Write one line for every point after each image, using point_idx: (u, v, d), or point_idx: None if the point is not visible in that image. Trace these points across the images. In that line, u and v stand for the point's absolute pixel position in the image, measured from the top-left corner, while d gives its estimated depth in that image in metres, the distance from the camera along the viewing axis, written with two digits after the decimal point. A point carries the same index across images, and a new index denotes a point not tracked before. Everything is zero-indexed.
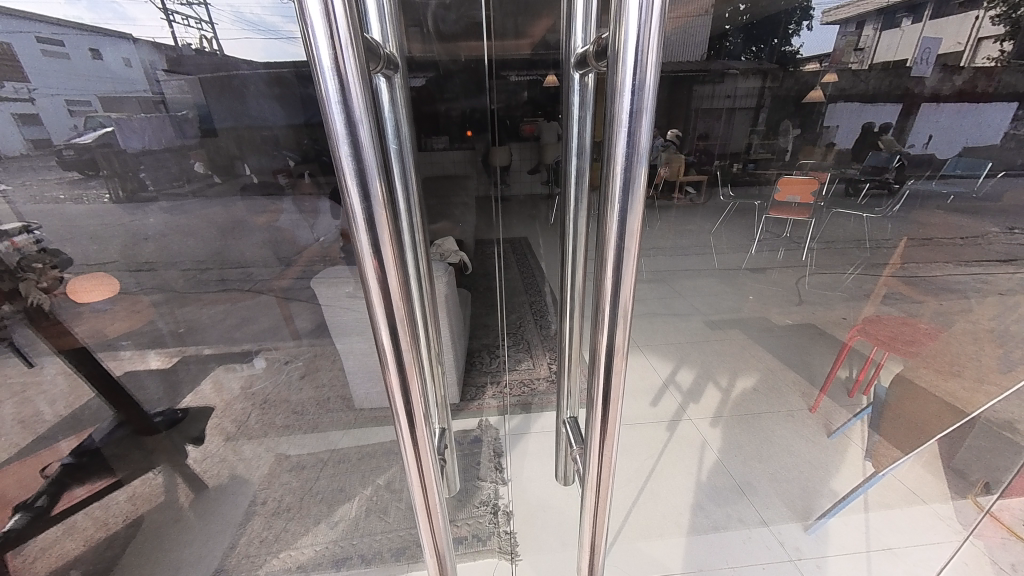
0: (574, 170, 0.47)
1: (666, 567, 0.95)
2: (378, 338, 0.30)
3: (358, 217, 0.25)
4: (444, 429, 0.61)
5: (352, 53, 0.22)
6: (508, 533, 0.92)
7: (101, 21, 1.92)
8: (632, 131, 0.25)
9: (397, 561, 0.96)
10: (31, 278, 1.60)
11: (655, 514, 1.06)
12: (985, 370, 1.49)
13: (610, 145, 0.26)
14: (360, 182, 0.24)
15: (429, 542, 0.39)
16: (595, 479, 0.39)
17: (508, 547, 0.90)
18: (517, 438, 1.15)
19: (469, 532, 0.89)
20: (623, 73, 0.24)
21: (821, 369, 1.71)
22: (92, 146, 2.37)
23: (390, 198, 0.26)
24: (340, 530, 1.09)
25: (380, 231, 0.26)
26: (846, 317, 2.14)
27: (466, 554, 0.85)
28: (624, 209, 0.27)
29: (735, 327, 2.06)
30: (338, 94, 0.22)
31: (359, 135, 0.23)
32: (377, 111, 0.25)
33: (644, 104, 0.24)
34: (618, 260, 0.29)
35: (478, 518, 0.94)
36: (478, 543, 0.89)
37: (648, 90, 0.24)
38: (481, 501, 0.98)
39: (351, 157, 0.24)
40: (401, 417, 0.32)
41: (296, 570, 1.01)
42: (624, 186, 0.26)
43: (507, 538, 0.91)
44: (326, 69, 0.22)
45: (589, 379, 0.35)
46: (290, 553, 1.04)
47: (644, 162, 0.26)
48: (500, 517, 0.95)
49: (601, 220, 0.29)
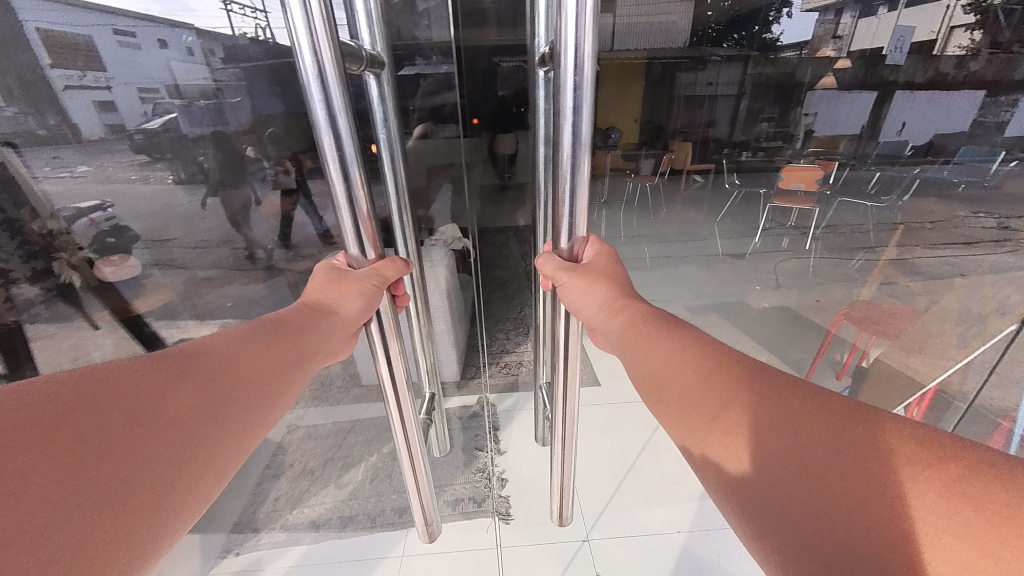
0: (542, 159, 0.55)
1: (653, 530, 0.99)
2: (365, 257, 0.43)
3: (340, 192, 0.37)
4: (433, 395, 0.81)
5: (331, 62, 0.32)
6: (502, 498, 1.00)
7: (167, 12, 1.64)
8: (575, 124, 0.33)
9: (399, 519, 1.01)
10: (64, 257, 1.73)
11: (651, 482, 1.10)
12: (939, 347, 1.86)
13: (559, 136, 0.35)
14: (342, 166, 0.36)
15: (403, 431, 0.54)
16: (561, 396, 0.53)
17: (501, 509, 0.98)
18: (511, 414, 1.21)
19: (465, 495, 1.01)
20: (567, 71, 0.32)
21: (800, 352, 1.86)
22: (160, 131, 1.99)
23: (365, 176, 0.38)
24: (348, 492, 1.12)
25: (357, 202, 0.38)
26: (821, 300, 2.25)
27: (458, 516, 0.97)
28: (574, 187, 0.37)
29: (714, 311, 2.15)
30: (321, 91, 0.32)
31: (339, 125, 0.34)
32: (352, 108, 0.35)
33: (582, 101, 0.33)
34: (570, 222, 0.40)
35: (474, 482, 1.03)
36: (474, 506, 1.00)
37: (587, 84, 0.32)
38: (478, 468, 1.06)
39: (334, 144, 0.35)
40: (375, 327, 0.48)
41: (308, 526, 1.05)
42: (573, 174, 0.37)
43: (501, 501, 1.00)
44: (309, 71, 0.32)
45: (557, 320, 0.49)
46: (303, 510, 1.09)
47: (587, 152, 0.36)
48: (494, 482, 1.03)
49: (557, 194, 0.39)
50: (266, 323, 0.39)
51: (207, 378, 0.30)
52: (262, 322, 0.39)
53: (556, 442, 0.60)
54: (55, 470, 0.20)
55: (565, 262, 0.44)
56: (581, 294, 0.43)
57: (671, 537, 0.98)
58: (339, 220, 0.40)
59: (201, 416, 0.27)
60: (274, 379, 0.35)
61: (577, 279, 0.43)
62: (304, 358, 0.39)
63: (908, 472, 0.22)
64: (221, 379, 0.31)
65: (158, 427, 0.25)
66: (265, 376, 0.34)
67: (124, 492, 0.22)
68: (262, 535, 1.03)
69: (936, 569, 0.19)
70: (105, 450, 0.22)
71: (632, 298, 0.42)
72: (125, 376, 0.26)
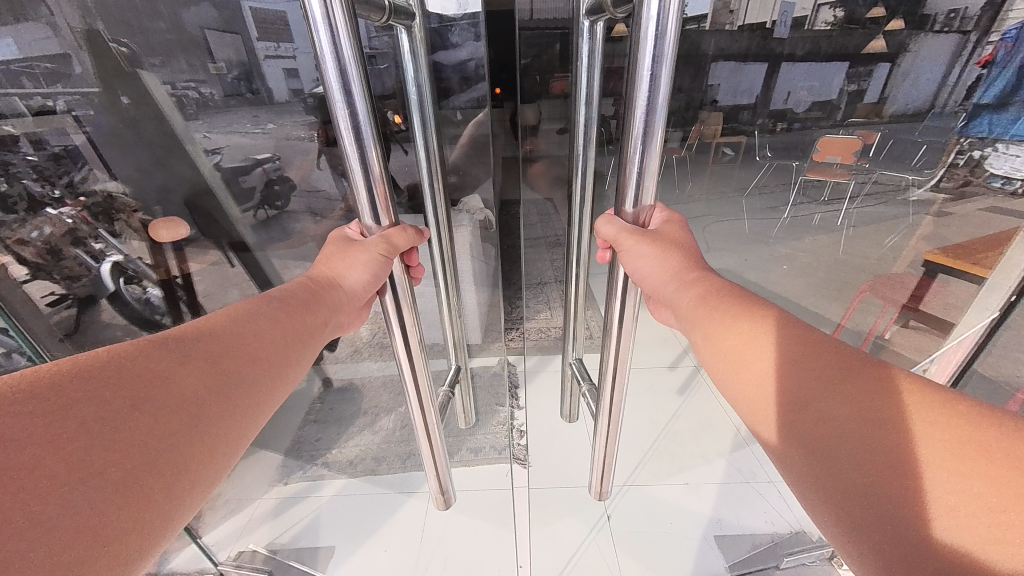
0: (583, 121, 0.63)
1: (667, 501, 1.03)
2: (378, 221, 0.46)
3: (352, 152, 0.40)
4: (458, 368, 0.92)
5: (342, 14, 0.34)
6: (522, 445, 1.08)
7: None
8: (654, 73, 0.36)
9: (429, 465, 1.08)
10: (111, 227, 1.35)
11: (675, 447, 1.16)
12: None
13: (636, 88, 0.38)
14: (353, 122, 0.38)
15: (416, 399, 0.60)
16: (610, 372, 0.58)
17: (521, 455, 1.06)
18: (534, 373, 1.30)
19: (487, 443, 1.09)
20: (647, 21, 0.34)
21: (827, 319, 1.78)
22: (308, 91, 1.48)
23: (376, 135, 0.40)
24: (382, 436, 1.20)
25: (369, 162, 0.41)
26: (811, 251, 2.27)
27: (482, 460, 1.06)
28: (645, 151, 0.40)
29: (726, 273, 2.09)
30: (332, 45, 0.35)
31: (350, 81, 0.37)
32: (364, 66, 0.38)
33: (664, 49, 0.35)
34: (638, 182, 0.43)
35: (496, 433, 1.09)
36: (494, 453, 1.07)
37: (668, 35, 0.34)
38: (500, 422, 1.12)
39: (345, 100, 0.37)
40: (389, 297, 0.52)
41: (346, 464, 1.15)
42: (646, 130, 0.39)
43: (522, 448, 1.07)
44: (321, 25, 0.34)
45: (614, 283, 0.53)
46: (337, 452, 1.18)
47: (661, 111, 0.38)
48: (515, 434, 1.10)
49: (624, 150, 0.42)
50: (272, 301, 0.43)
51: (213, 360, 0.34)
52: (266, 298, 0.44)
53: (600, 416, 0.67)
54: (78, 449, 0.24)
55: (630, 226, 0.46)
56: (648, 263, 0.45)
57: (699, 512, 1.01)
58: (352, 184, 0.42)
59: (208, 400, 0.32)
60: (275, 357, 0.40)
61: (647, 246, 0.45)
62: (306, 334, 0.44)
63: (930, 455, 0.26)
64: (226, 359, 0.35)
65: (167, 407, 0.29)
66: (268, 354, 0.39)
67: (135, 469, 0.26)
68: (308, 470, 1.15)
69: (943, 529, 0.25)
70: (123, 429, 0.27)
71: (702, 269, 0.45)
72: (133, 357, 0.30)
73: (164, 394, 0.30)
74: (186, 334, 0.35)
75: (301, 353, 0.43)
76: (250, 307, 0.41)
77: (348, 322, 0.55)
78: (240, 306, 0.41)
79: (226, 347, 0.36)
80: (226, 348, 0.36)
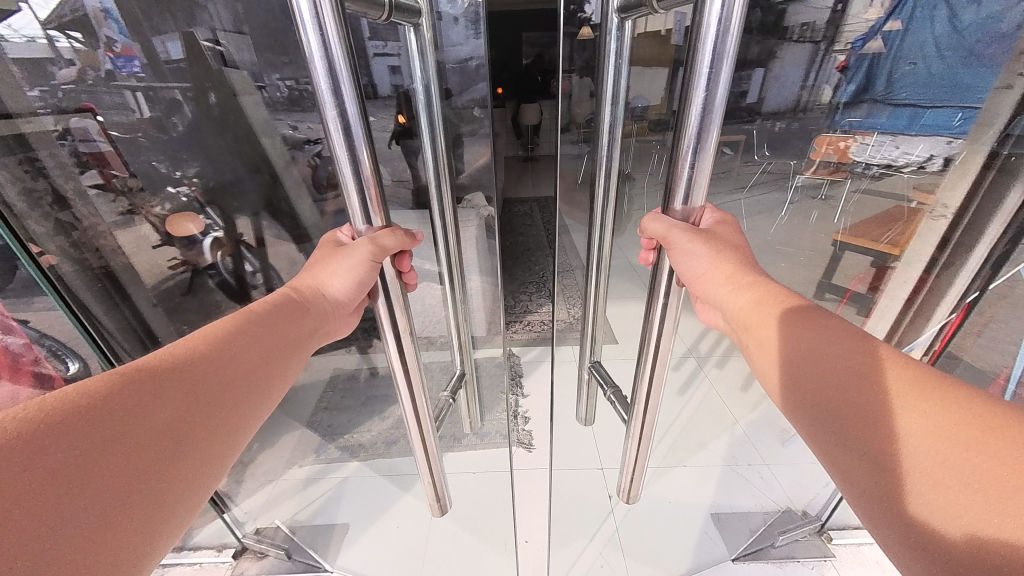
0: (607, 119, 0.62)
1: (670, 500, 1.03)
2: (371, 220, 0.46)
3: (340, 150, 0.41)
4: (463, 372, 0.94)
5: (331, 14, 0.36)
6: (526, 430, 1.16)
7: None
8: (714, 71, 0.36)
9: None
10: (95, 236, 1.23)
11: (682, 438, 1.15)
12: None
13: (693, 87, 0.38)
14: (342, 119, 0.39)
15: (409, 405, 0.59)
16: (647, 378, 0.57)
17: (526, 438, 1.14)
18: (535, 363, 1.38)
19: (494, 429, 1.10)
20: (711, 17, 0.34)
21: None
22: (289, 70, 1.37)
23: (366, 134, 0.41)
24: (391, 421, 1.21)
25: (359, 159, 0.41)
26: None
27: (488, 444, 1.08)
28: (698, 158, 0.40)
29: None
30: (321, 45, 0.36)
31: (338, 79, 0.38)
32: (353, 68, 0.39)
33: (725, 48, 0.35)
34: (689, 182, 0.43)
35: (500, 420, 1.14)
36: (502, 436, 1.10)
37: (732, 31, 0.34)
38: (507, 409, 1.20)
39: (333, 97, 0.38)
40: (382, 302, 0.52)
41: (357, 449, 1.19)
42: (699, 134, 0.39)
43: (525, 432, 1.15)
44: (309, 25, 0.35)
45: (659, 277, 0.51)
46: (349, 437, 1.22)
47: (718, 111, 0.38)
48: (517, 418, 1.19)
49: (676, 144, 0.41)
50: (256, 318, 0.44)
51: (195, 385, 0.35)
52: (249, 314, 0.44)
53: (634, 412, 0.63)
54: (58, 491, 0.25)
55: (682, 223, 0.45)
56: (702, 260, 0.45)
57: (697, 506, 1.04)
58: (342, 183, 0.43)
59: (188, 430, 0.33)
60: (257, 375, 0.41)
61: (698, 245, 0.45)
62: (288, 348, 0.46)
63: (920, 466, 0.28)
64: (209, 382, 0.37)
65: (147, 438, 0.30)
66: (250, 373, 0.40)
67: (113, 505, 0.27)
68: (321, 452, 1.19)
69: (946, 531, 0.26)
70: (104, 465, 0.28)
71: (753, 271, 0.45)
72: (112, 390, 0.31)
73: (146, 425, 0.31)
74: (170, 359, 0.36)
75: (285, 366, 0.45)
76: (235, 325, 0.42)
77: (340, 328, 0.56)
78: (223, 324, 0.42)
79: (209, 371, 0.37)
80: (210, 371, 0.37)
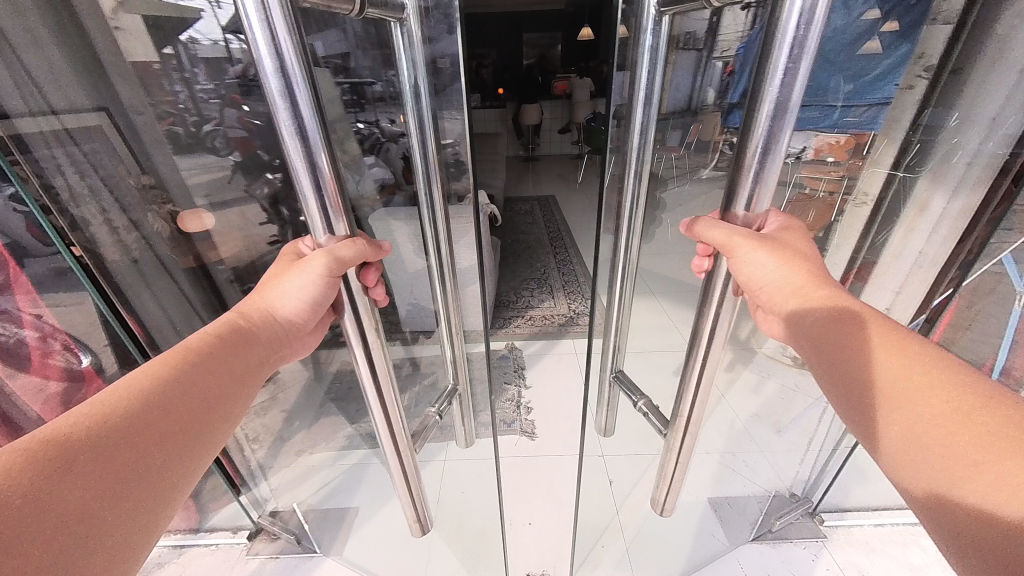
0: (640, 121, 0.56)
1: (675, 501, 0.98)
2: (335, 233, 0.42)
3: (298, 162, 0.37)
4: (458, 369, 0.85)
5: (278, 11, 0.31)
6: (529, 419, 1.18)
7: None
8: (792, 67, 0.33)
9: None
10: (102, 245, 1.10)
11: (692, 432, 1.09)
12: None
13: (765, 86, 0.35)
14: (297, 128, 0.35)
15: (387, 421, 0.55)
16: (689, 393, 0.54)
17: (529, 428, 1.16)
18: (538, 356, 1.42)
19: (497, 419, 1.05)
20: (789, 17, 0.31)
21: None
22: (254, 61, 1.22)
23: (326, 143, 0.37)
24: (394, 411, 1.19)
25: (318, 169, 0.37)
26: None
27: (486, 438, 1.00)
28: (766, 164, 0.38)
29: None
30: (271, 48, 0.32)
31: (290, 82, 0.33)
32: (309, 68, 0.35)
33: (809, 39, 0.32)
34: (755, 189, 0.40)
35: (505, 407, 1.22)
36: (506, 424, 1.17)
37: (816, 25, 0.31)
38: (510, 398, 1.26)
39: (288, 104, 0.34)
40: (349, 317, 0.47)
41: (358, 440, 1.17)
42: (769, 141, 0.36)
43: (528, 422, 1.18)
44: (255, 25, 0.31)
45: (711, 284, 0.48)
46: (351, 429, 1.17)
47: (794, 109, 0.35)
48: (521, 408, 1.22)
49: (744, 143, 0.38)
50: (195, 352, 0.40)
51: (118, 441, 0.32)
52: (188, 348, 0.40)
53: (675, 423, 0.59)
54: None
55: (743, 228, 0.42)
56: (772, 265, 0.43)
57: (698, 499, 1.03)
58: (301, 198, 0.39)
59: (110, 497, 0.30)
60: (199, 415, 0.38)
61: (765, 255, 0.43)
62: (239, 378, 0.42)
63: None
64: (138, 435, 0.33)
65: (54, 517, 0.27)
66: (190, 414, 0.37)
67: None
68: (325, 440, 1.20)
69: None
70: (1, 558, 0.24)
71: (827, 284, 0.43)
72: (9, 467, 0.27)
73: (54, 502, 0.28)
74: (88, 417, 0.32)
75: (237, 405, 0.42)
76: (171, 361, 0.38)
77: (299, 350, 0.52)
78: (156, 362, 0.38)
79: (139, 422, 0.34)
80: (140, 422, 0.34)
